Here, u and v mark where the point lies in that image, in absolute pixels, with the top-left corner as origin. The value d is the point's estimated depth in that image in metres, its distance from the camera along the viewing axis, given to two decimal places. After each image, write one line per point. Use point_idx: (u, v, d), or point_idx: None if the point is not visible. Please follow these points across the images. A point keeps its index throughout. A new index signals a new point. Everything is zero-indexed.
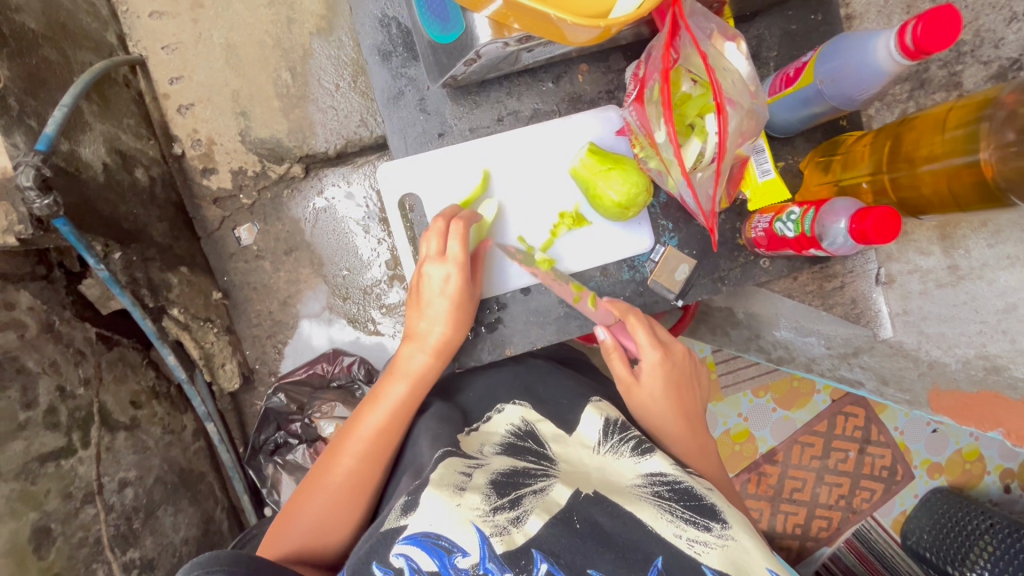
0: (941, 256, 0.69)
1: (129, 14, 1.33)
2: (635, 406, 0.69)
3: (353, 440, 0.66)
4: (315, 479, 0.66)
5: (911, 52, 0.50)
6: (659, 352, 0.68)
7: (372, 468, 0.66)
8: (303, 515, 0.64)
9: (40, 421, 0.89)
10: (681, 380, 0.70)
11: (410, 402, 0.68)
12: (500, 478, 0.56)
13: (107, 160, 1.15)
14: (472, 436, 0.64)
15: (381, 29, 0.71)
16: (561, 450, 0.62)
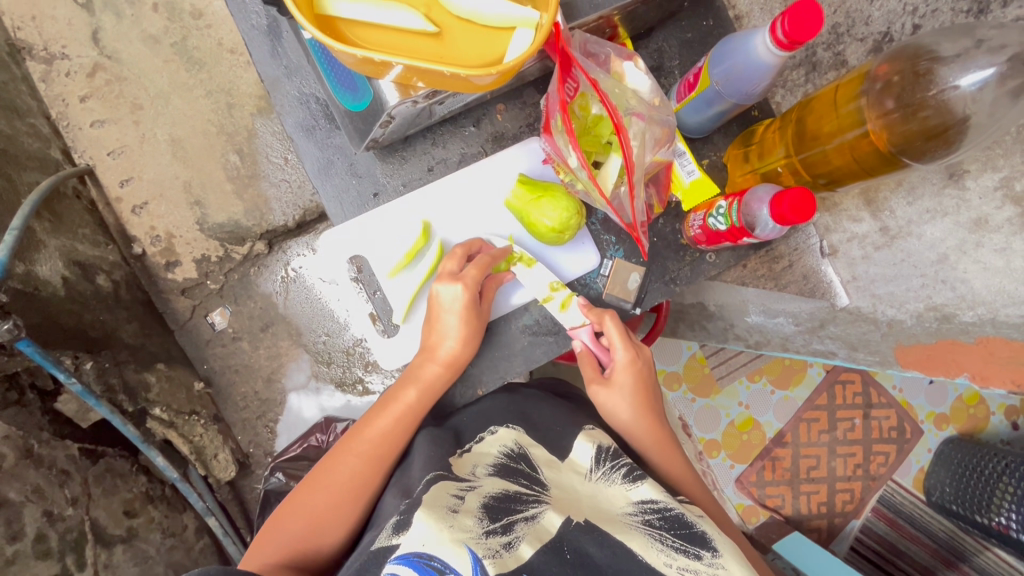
0: (871, 220, 0.71)
1: (71, 128, 1.35)
2: (606, 408, 0.70)
3: (355, 448, 0.66)
4: (310, 485, 0.65)
5: (785, 44, 0.54)
6: (630, 355, 0.69)
7: (370, 480, 0.65)
8: (294, 520, 0.63)
9: (29, 552, 0.87)
10: (650, 383, 0.72)
11: (416, 413, 0.68)
12: (493, 503, 0.54)
13: (67, 273, 1.14)
14: (464, 457, 0.63)
15: (300, 106, 0.74)
16: (553, 475, 0.61)
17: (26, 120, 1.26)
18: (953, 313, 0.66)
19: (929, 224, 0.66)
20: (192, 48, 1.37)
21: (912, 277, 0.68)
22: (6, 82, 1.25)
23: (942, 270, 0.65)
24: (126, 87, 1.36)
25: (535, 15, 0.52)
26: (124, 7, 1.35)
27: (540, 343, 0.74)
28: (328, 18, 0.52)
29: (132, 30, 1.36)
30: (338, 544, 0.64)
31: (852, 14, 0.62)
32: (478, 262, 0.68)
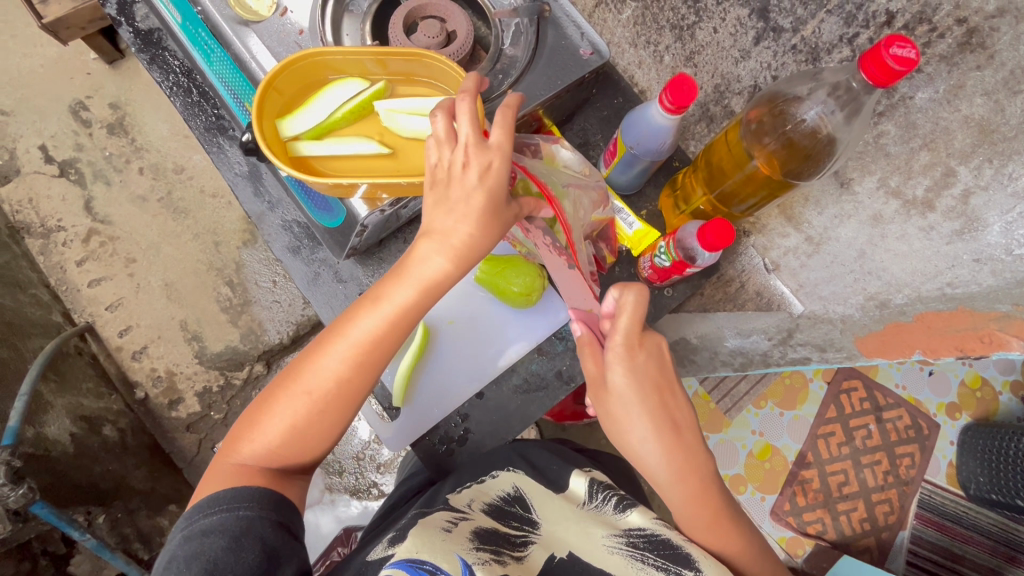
0: (797, 233, 0.81)
1: (70, 291, 1.45)
2: (612, 415, 0.61)
3: (344, 346, 0.56)
4: (297, 375, 0.57)
5: (673, 109, 0.66)
6: (626, 347, 0.59)
7: (364, 376, 0.57)
8: (277, 416, 0.57)
9: None
10: (661, 382, 0.60)
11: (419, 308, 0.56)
12: (483, 532, 0.60)
13: (75, 429, 1.19)
14: (462, 492, 0.66)
15: (285, 232, 0.84)
16: (545, 512, 0.65)
17: (28, 292, 1.36)
18: (887, 298, 0.72)
19: (840, 228, 0.73)
20: (177, 200, 1.51)
21: (845, 274, 0.76)
22: (8, 262, 1.36)
23: (865, 263, 0.72)
24: (119, 245, 1.48)
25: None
26: (112, 175, 1.51)
27: (533, 400, 0.79)
28: (302, 159, 0.64)
29: (121, 194, 1.50)
30: (337, 436, 0.60)
31: (726, 76, 0.74)
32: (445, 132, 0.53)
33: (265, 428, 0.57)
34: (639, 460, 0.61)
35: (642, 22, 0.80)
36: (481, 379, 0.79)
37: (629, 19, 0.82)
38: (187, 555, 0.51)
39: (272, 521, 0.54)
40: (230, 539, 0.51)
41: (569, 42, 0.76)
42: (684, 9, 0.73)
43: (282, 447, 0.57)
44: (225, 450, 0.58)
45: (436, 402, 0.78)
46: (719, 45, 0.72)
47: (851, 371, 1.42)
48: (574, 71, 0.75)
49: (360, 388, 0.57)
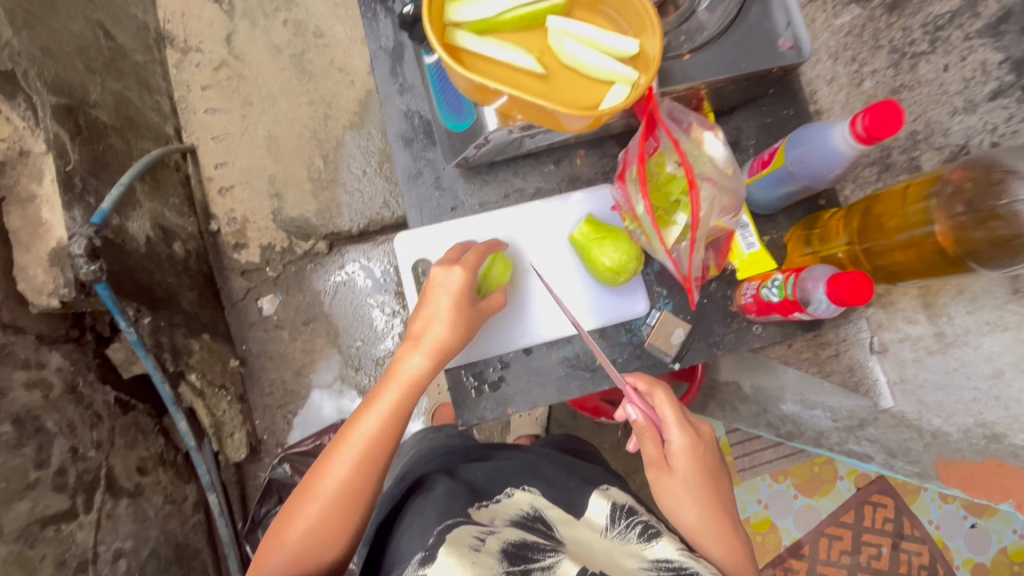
0: (927, 323, 0.71)
1: (187, 110, 1.52)
2: (669, 491, 0.66)
3: (371, 414, 0.63)
4: (338, 445, 0.63)
5: (864, 138, 0.58)
6: (686, 433, 0.66)
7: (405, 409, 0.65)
8: (323, 483, 0.61)
9: (49, 482, 0.97)
10: (710, 466, 0.66)
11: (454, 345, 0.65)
12: (511, 548, 0.55)
13: (150, 234, 1.26)
14: (482, 509, 0.62)
15: (404, 120, 0.81)
16: (569, 532, 0.61)
17: (152, 97, 1.43)
18: (1004, 434, 0.65)
19: (987, 336, 0.63)
20: (307, 62, 1.53)
21: (964, 388, 0.68)
22: (145, 62, 1.43)
23: (995, 386, 0.64)
24: (242, 84, 1.52)
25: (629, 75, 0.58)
26: (259, 18, 1.54)
27: (576, 377, 0.75)
28: (454, 48, 0.59)
29: (261, 38, 1.53)
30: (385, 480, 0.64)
31: (932, 124, 0.64)
32: (476, 250, 0.69)
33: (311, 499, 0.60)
34: (693, 534, 0.65)
35: (857, 34, 0.71)
36: (535, 338, 0.75)
37: (844, 26, 0.72)
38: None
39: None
40: None
41: (771, 26, 0.67)
42: (918, 33, 0.63)
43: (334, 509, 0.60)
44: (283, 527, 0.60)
45: (485, 340, 0.75)
46: (941, 87, 0.62)
47: (887, 489, 1.31)
48: (764, 60, 0.67)
49: (395, 430, 0.64)
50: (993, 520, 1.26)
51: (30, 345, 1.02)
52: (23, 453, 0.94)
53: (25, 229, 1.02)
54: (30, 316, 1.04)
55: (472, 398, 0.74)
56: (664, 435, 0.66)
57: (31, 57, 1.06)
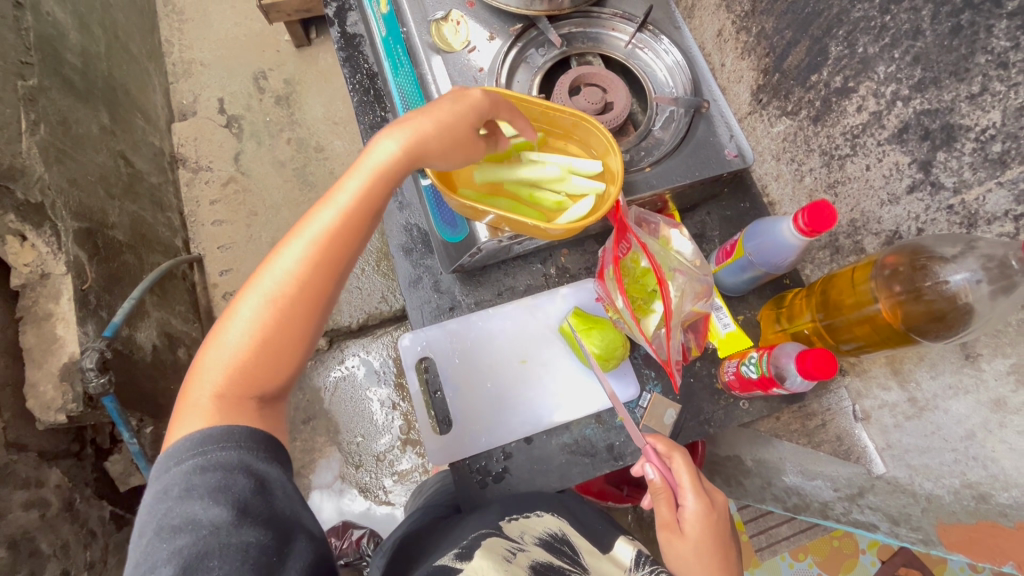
0: (900, 390, 0.76)
1: (196, 224, 1.63)
2: (678, 557, 0.65)
3: (276, 267, 0.56)
4: (227, 313, 0.57)
5: (806, 232, 0.66)
6: (703, 501, 0.65)
7: (322, 269, 0.57)
8: (198, 385, 0.56)
9: None
10: (724, 539, 0.66)
11: (344, 238, 0.57)
12: (541, 569, 0.60)
13: (156, 342, 1.31)
14: (514, 521, 0.66)
15: (404, 233, 0.90)
16: (593, 562, 0.64)
17: (165, 214, 1.55)
18: (989, 493, 0.68)
19: (952, 400, 0.68)
20: (309, 174, 1.68)
21: (945, 450, 0.72)
22: (160, 183, 1.57)
23: (971, 447, 0.68)
24: (249, 196, 1.66)
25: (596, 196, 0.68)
26: (265, 138, 1.70)
27: (577, 463, 0.78)
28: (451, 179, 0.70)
29: (266, 154, 1.69)
30: (286, 374, 0.59)
31: (866, 214, 0.73)
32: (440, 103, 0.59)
33: (188, 403, 0.55)
34: None
35: (792, 140, 0.82)
36: (534, 426, 0.78)
37: (780, 134, 0.84)
38: (211, 487, 0.51)
39: (263, 458, 0.55)
40: (256, 483, 0.53)
41: (716, 140, 0.79)
42: (840, 140, 0.74)
43: (212, 414, 0.54)
44: (190, 386, 0.57)
45: (488, 433, 0.78)
46: (868, 183, 0.72)
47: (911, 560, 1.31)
48: (715, 167, 0.78)
49: (308, 295, 0.57)
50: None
51: (32, 464, 1.03)
52: None
53: (39, 346, 1.06)
54: (35, 433, 1.06)
55: (478, 491, 0.76)
56: (680, 500, 0.67)
57: (59, 188, 1.16)
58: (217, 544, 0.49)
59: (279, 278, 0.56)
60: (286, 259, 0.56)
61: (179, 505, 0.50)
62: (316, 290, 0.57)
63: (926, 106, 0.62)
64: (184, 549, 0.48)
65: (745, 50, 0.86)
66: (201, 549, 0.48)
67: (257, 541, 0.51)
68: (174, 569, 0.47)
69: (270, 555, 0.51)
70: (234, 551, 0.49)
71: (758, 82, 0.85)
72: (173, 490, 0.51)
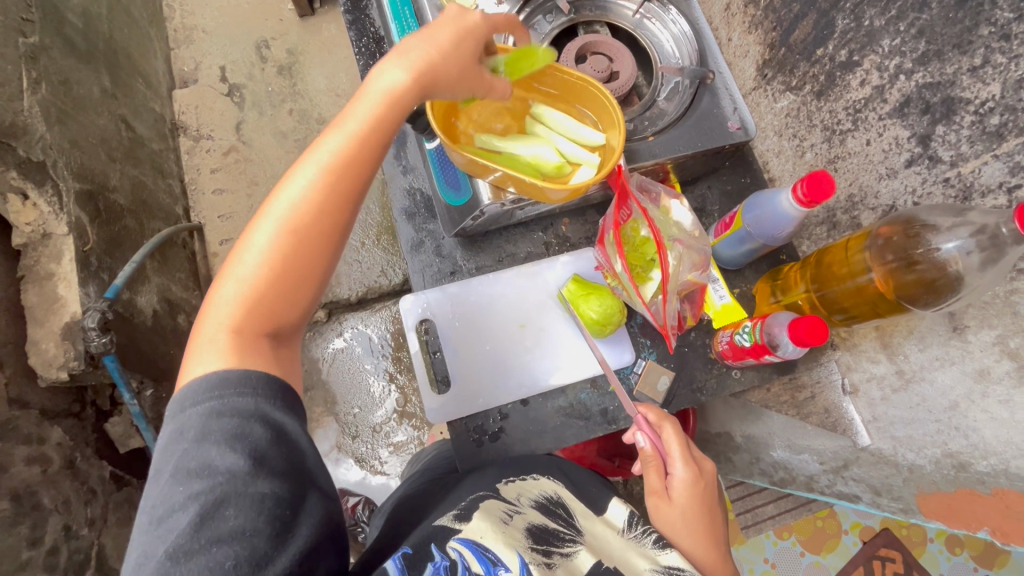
0: (888, 362, 0.78)
1: (197, 192, 1.63)
2: (666, 524, 0.67)
3: (285, 198, 0.56)
4: (241, 247, 0.58)
5: (805, 202, 0.67)
6: (691, 469, 0.68)
7: (337, 199, 0.57)
8: (212, 319, 0.57)
9: (40, 562, 0.97)
10: (711, 508, 0.68)
11: (359, 166, 0.57)
12: (535, 530, 0.61)
13: (157, 307, 1.32)
14: (511, 484, 0.67)
15: (407, 197, 0.90)
16: (588, 525, 0.63)
17: (165, 181, 1.55)
18: (968, 462, 0.70)
19: (938, 371, 0.70)
20: None
21: (928, 421, 0.74)
22: (161, 150, 1.56)
23: (953, 417, 0.70)
24: (250, 167, 1.65)
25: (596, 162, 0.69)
26: (267, 108, 1.69)
27: (571, 425, 0.80)
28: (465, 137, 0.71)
29: (267, 125, 1.68)
30: (299, 307, 0.60)
31: (864, 188, 0.74)
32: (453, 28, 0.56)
33: (202, 338, 0.56)
34: None
35: (795, 116, 0.83)
36: (531, 388, 0.80)
37: (783, 109, 0.85)
38: (226, 435, 0.52)
39: (279, 408, 0.56)
40: (273, 433, 0.54)
41: (720, 112, 0.79)
42: (842, 114, 0.75)
43: (227, 348, 0.55)
44: (203, 321, 0.57)
45: (485, 395, 0.80)
46: (868, 157, 0.73)
47: (892, 543, 1.37)
48: (717, 139, 0.79)
49: (323, 224, 0.57)
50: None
51: (33, 420, 1.04)
52: (18, 531, 0.95)
53: (41, 305, 1.07)
54: (36, 390, 1.07)
55: (474, 449, 0.78)
56: (669, 468, 0.69)
57: (61, 149, 1.16)
58: (233, 492, 0.51)
59: (290, 205, 0.56)
60: (296, 186, 0.56)
61: (197, 450, 0.51)
62: (336, 217, 0.57)
63: (929, 79, 0.63)
64: (202, 494, 0.50)
65: (752, 25, 0.86)
66: (217, 497, 0.50)
67: (271, 493, 0.52)
68: (193, 513, 0.49)
69: (283, 508, 0.53)
70: (249, 502, 0.51)
71: (764, 57, 0.85)
72: (190, 432, 0.52)
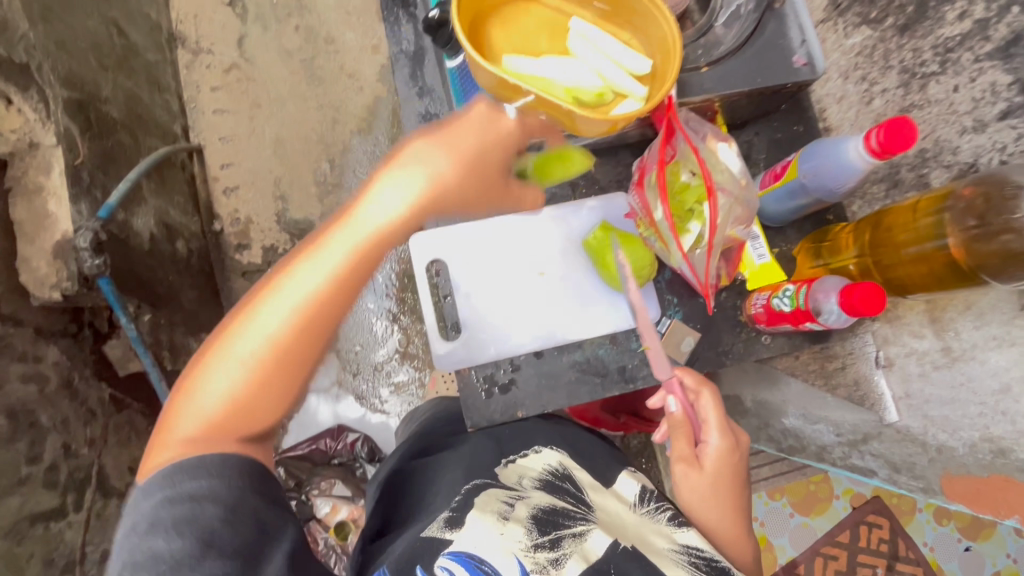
0: (933, 338, 0.71)
1: (196, 110, 1.52)
2: (694, 490, 0.65)
3: (285, 293, 0.55)
4: (229, 335, 0.56)
5: (878, 152, 0.59)
6: (726, 439, 0.65)
7: (337, 298, 0.56)
8: (194, 406, 0.54)
9: (39, 478, 0.94)
10: (739, 471, 0.67)
11: (357, 279, 0.56)
12: (541, 514, 0.55)
13: (154, 230, 1.25)
14: (509, 467, 0.64)
15: (422, 123, 0.81)
16: (598, 500, 0.60)
17: (162, 96, 1.43)
18: (1009, 448, 0.66)
19: (993, 351, 0.64)
20: (316, 67, 1.52)
21: (970, 403, 0.69)
22: (156, 61, 1.44)
23: (1002, 401, 0.65)
24: (252, 86, 1.52)
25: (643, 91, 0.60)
26: (270, 21, 1.54)
27: (586, 382, 0.75)
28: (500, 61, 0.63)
29: (270, 42, 1.53)
30: (283, 408, 0.57)
31: (941, 142, 0.66)
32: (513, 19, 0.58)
33: (183, 419, 0.54)
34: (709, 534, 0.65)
35: (868, 55, 0.73)
36: (546, 340, 0.75)
37: (854, 47, 0.74)
38: (176, 521, 0.49)
39: (235, 487, 0.53)
40: (224, 510, 0.51)
41: (785, 44, 0.69)
42: (928, 54, 0.65)
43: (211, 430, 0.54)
44: (178, 408, 0.56)
45: (496, 344, 0.75)
46: (951, 107, 0.63)
47: (883, 510, 1.31)
48: (778, 75, 0.69)
49: (316, 330, 0.55)
50: (987, 543, 1.23)
51: (28, 338, 0.98)
52: (14, 448, 0.91)
53: (30, 221, 1.00)
54: (33, 311, 1.00)
55: (482, 399, 0.73)
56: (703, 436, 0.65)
57: (46, 51, 1.05)
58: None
59: (290, 299, 0.55)
60: (298, 284, 0.55)
61: (143, 540, 0.49)
62: (335, 318, 0.57)
63: None
64: None
65: None
66: None
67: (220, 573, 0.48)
68: None
69: None
70: None
71: None
72: (141, 523, 0.50)
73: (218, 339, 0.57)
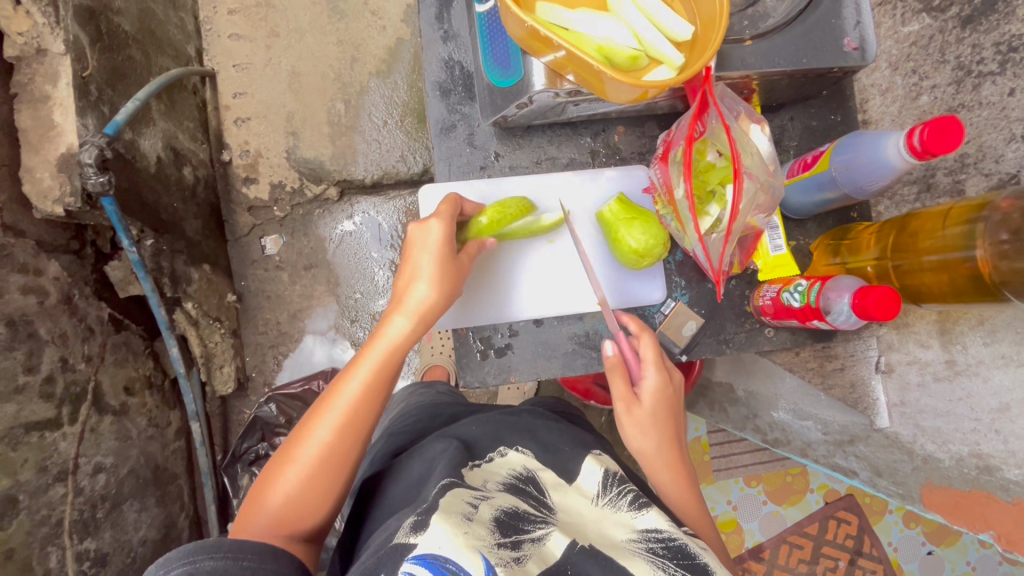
0: (939, 350, 0.70)
1: (211, 33, 1.45)
2: (631, 423, 0.66)
3: (334, 406, 0.60)
4: (286, 455, 0.60)
5: (918, 152, 0.56)
6: (662, 374, 0.66)
7: (374, 400, 0.61)
8: (257, 520, 0.58)
9: (36, 389, 0.93)
10: (677, 410, 0.67)
11: (390, 375, 0.62)
12: (503, 517, 0.52)
13: (161, 154, 1.21)
14: (475, 470, 0.59)
15: (444, 70, 0.77)
16: (562, 500, 0.58)
17: (177, 13, 1.37)
18: (996, 466, 0.66)
19: (998, 370, 0.63)
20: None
21: (965, 418, 0.68)
22: None
23: (998, 420, 0.64)
24: (271, 14, 1.45)
25: (681, 59, 0.57)
26: None
27: (582, 355, 0.74)
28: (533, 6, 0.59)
29: None
30: (332, 503, 0.61)
31: (985, 149, 0.62)
32: None
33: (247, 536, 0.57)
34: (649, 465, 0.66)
35: (923, 46, 0.68)
36: (547, 308, 0.74)
37: (909, 36, 0.70)
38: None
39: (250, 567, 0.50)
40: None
41: (838, 24, 0.65)
42: (988, 53, 0.60)
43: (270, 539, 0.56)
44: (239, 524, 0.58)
45: (495, 306, 0.74)
46: (1003, 111, 0.60)
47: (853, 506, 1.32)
48: (826, 57, 0.65)
49: (360, 425, 0.61)
50: (949, 549, 1.28)
51: (29, 250, 0.97)
52: (13, 355, 0.90)
53: (35, 130, 0.97)
54: (33, 222, 0.99)
55: (477, 360, 0.73)
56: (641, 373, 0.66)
57: None
58: None
59: (340, 407, 0.60)
60: (344, 394, 0.61)
61: None
62: (375, 415, 0.62)
63: None
64: None
65: None
66: None
67: None
68: None
69: None
70: None
71: None
72: None
73: (273, 460, 0.61)
